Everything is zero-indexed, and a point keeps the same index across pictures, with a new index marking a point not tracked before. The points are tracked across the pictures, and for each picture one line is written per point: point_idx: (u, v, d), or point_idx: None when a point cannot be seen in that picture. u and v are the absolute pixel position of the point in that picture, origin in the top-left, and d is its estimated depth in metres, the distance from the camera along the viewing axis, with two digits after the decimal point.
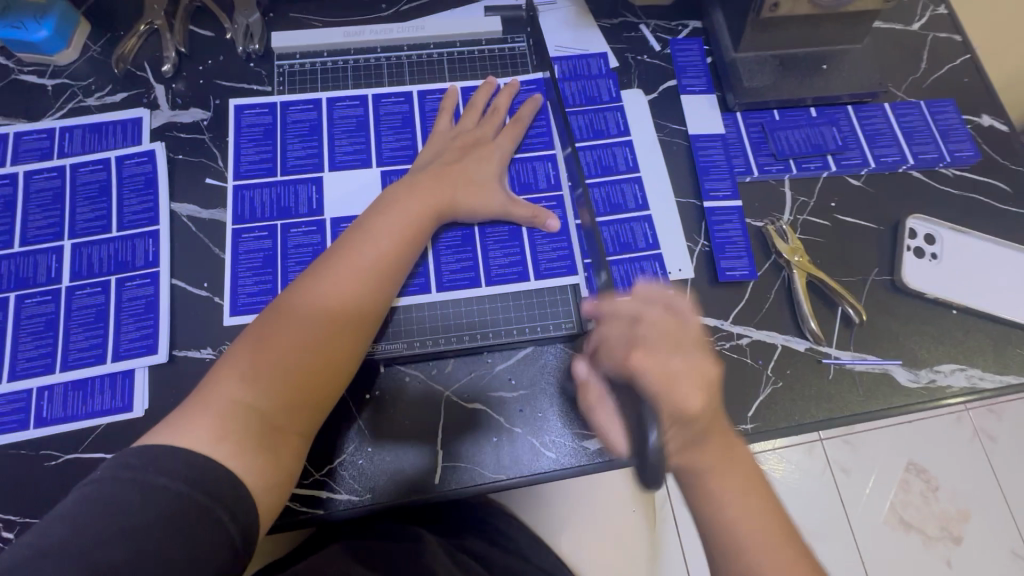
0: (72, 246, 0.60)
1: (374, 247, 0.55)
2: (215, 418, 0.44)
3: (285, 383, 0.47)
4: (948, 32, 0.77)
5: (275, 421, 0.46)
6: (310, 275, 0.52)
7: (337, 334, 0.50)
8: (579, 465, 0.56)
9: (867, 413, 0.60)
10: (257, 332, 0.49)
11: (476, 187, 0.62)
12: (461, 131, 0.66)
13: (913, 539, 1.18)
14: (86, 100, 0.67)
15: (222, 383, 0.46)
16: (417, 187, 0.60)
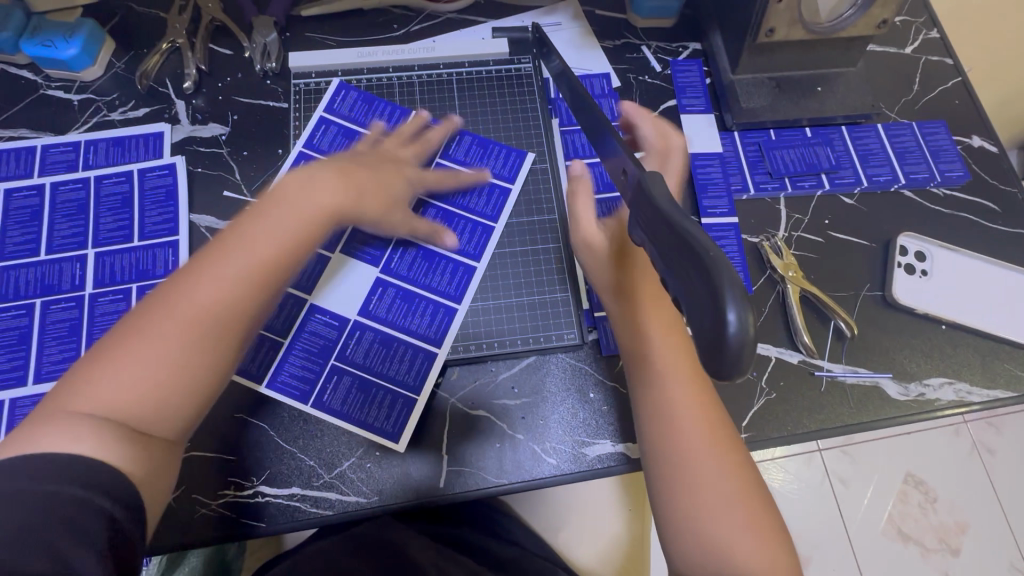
0: (96, 255, 0.63)
1: (252, 242, 0.50)
2: (68, 420, 0.41)
3: (157, 381, 0.45)
4: (940, 55, 0.79)
5: (143, 420, 0.44)
6: (193, 268, 0.48)
7: (212, 331, 0.47)
8: (579, 471, 0.59)
9: (858, 424, 0.62)
10: (133, 320, 0.46)
11: (385, 199, 0.60)
12: (381, 145, 0.65)
13: (911, 550, 1.19)
14: (110, 114, 0.70)
15: (82, 384, 0.43)
16: (324, 181, 0.56)
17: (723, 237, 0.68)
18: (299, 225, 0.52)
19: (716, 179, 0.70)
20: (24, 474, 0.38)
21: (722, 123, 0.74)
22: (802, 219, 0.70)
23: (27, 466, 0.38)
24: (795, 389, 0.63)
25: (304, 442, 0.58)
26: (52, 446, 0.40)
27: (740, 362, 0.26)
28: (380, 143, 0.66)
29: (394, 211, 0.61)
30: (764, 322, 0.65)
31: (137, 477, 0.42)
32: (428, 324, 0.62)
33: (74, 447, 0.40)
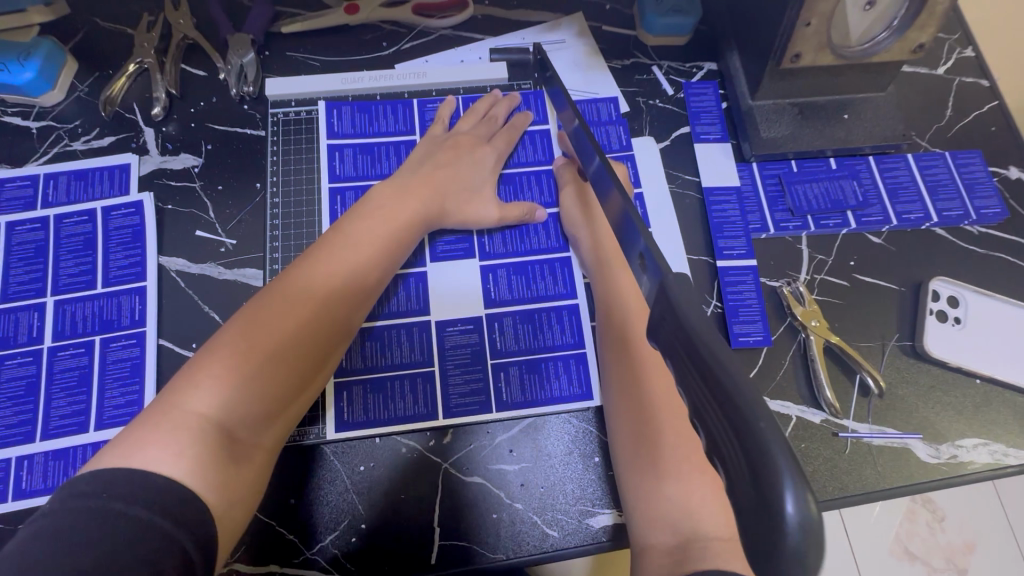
0: (55, 304, 0.58)
1: (355, 253, 0.53)
2: (177, 431, 0.40)
3: (255, 389, 0.45)
4: (974, 77, 0.73)
5: (234, 432, 0.43)
6: (294, 276, 0.50)
7: (314, 341, 0.49)
8: (583, 545, 0.54)
9: (887, 490, 0.57)
10: (228, 332, 0.46)
11: (461, 195, 0.61)
12: (455, 134, 0.64)
13: (917, 570, 1.12)
14: (72, 144, 0.64)
15: (182, 393, 0.43)
16: (406, 193, 0.58)
17: (741, 281, 0.63)
18: (397, 237, 0.56)
19: (732, 217, 0.65)
20: (85, 497, 0.35)
21: (739, 153, 0.68)
22: (826, 260, 0.65)
23: (103, 486, 0.36)
24: (817, 451, 0.58)
25: (282, 515, 0.53)
26: (160, 462, 0.39)
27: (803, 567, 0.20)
28: (432, 134, 0.65)
29: (474, 204, 0.61)
30: (783, 376, 0.60)
31: (227, 498, 0.41)
32: (563, 322, 0.60)
33: (164, 466, 0.38)
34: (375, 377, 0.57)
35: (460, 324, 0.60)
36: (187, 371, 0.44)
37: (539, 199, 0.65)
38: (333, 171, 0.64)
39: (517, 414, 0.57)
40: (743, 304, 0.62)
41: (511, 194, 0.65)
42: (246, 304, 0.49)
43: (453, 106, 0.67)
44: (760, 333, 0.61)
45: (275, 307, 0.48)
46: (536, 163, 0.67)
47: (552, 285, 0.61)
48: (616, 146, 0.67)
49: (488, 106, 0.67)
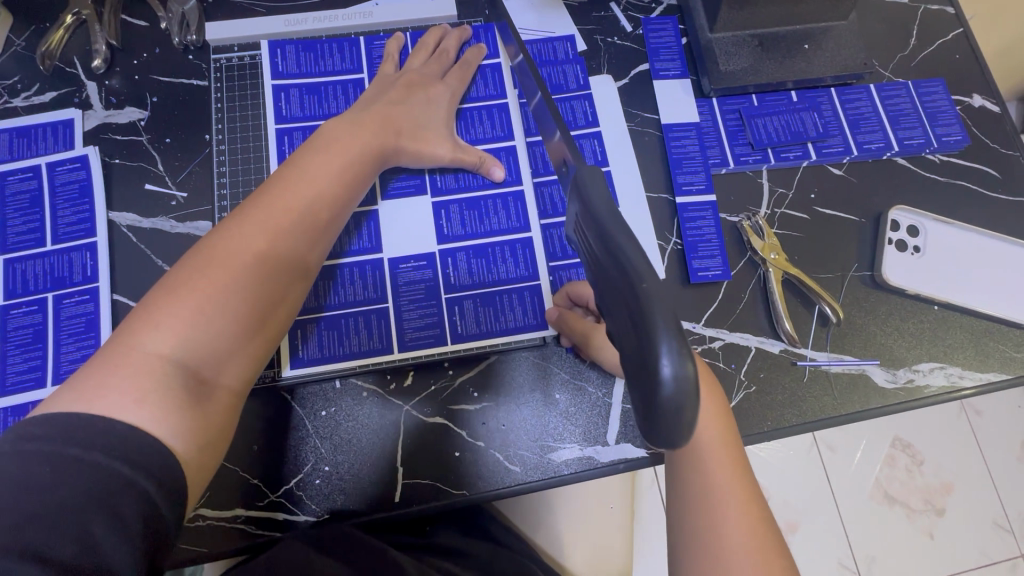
0: (4, 263, 0.57)
1: (313, 187, 0.50)
2: (140, 373, 0.38)
3: (218, 329, 0.42)
4: (940, 4, 0.72)
5: (200, 374, 0.41)
6: (247, 212, 0.47)
7: (276, 279, 0.46)
8: (545, 479, 0.55)
9: (845, 414, 0.58)
10: (177, 274, 0.43)
11: (413, 131, 0.58)
12: (407, 72, 0.61)
13: (896, 513, 1.10)
14: (12, 100, 0.62)
15: (139, 334, 0.40)
16: (360, 126, 0.55)
17: (701, 217, 0.62)
18: (354, 170, 0.53)
19: (691, 152, 0.64)
20: (37, 440, 0.34)
21: (699, 89, 0.67)
22: (786, 194, 0.64)
23: (61, 430, 0.35)
24: (776, 380, 0.59)
25: (246, 461, 0.54)
26: (122, 409, 0.37)
27: (680, 409, 0.26)
28: (383, 73, 0.62)
29: (427, 141, 0.59)
30: (742, 310, 0.60)
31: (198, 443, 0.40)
32: (518, 256, 0.60)
33: (127, 413, 0.37)
34: (332, 316, 0.57)
35: (414, 261, 0.59)
36: (135, 317, 0.41)
37: (490, 134, 0.64)
38: (280, 114, 0.62)
39: (473, 346, 0.57)
40: (702, 240, 0.62)
41: (463, 131, 0.64)
42: (196, 247, 0.45)
43: (402, 42, 0.65)
44: (718, 268, 0.61)
45: (227, 245, 0.45)
46: (489, 98, 0.65)
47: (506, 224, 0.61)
48: (573, 85, 0.66)
49: (436, 39, 0.65)
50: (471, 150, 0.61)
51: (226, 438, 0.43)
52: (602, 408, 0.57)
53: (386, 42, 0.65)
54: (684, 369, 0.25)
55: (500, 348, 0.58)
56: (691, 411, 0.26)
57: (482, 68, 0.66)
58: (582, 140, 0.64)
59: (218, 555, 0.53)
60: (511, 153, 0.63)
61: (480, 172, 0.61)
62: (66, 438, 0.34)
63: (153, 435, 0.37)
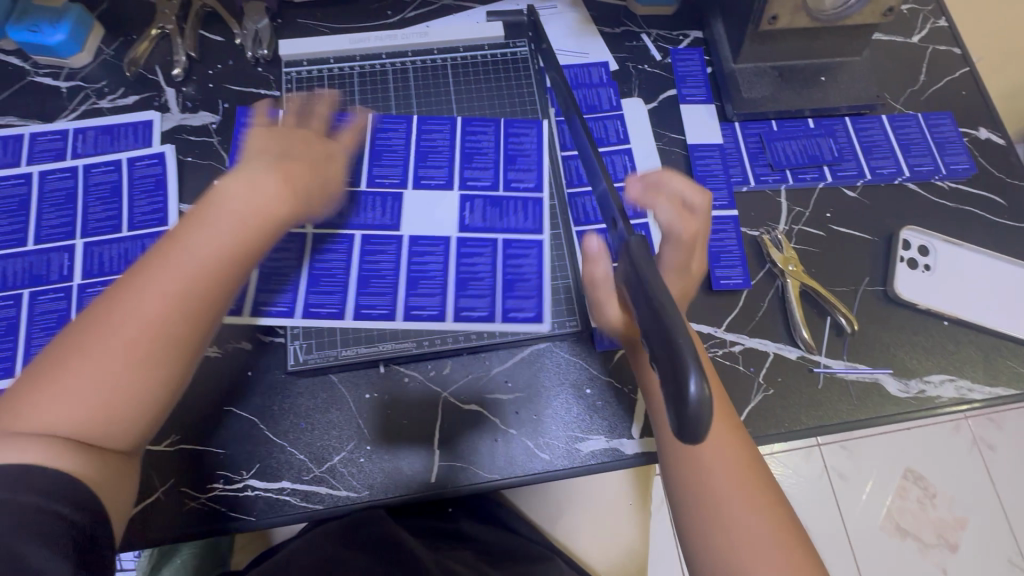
0: (84, 246, 0.62)
1: (207, 252, 0.45)
2: (15, 439, 0.38)
3: (109, 397, 0.41)
4: (948, 45, 0.77)
5: (88, 442, 0.40)
6: (132, 271, 0.44)
7: (162, 338, 0.43)
8: (571, 466, 0.58)
9: (860, 420, 0.61)
10: (69, 337, 0.42)
11: (314, 187, 0.55)
12: (296, 130, 0.59)
13: (908, 546, 1.10)
14: (99, 102, 0.69)
15: (30, 399, 0.39)
16: (259, 178, 0.50)
17: (723, 230, 0.67)
18: (256, 221, 0.48)
19: (716, 171, 0.69)
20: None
21: (722, 114, 0.72)
22: (803, 212, 0.69)
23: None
24: (793, 385, 0.62)
25: (296, 437, 0.58)
26: (16, 456, 0.37)
27: (698, 427, 0.30)
28: (316, 127, 0.61)
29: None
30: (762, 317, 0.64)
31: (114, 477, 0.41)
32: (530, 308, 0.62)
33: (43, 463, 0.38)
34: (375, 337, 0.61)
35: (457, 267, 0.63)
36: (27, 381, 0.41)
37: (517, 224, 0.65)
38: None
39: (516, 339, 0.61)
40: (724, 250, 0.66)
41: (496, 218, 0.65)
42: (86, 311, 0.43)
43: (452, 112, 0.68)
44: (740, 276, 0.65)
45: (123, 308, 0.42)
46: (526, 186, 0.67)
47: (523, 300, 0.62)
48: (607, 106, 0.72)
49: (419, 127, 0.66)
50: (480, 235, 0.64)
51: (121, 490, 0.42)
52: (628, 402, 0.60)
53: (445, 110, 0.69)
54: (704, 392, 0.30)
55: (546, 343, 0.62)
56: (708, 427, 0.30)
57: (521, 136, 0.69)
58: (615, 155, 0.69)
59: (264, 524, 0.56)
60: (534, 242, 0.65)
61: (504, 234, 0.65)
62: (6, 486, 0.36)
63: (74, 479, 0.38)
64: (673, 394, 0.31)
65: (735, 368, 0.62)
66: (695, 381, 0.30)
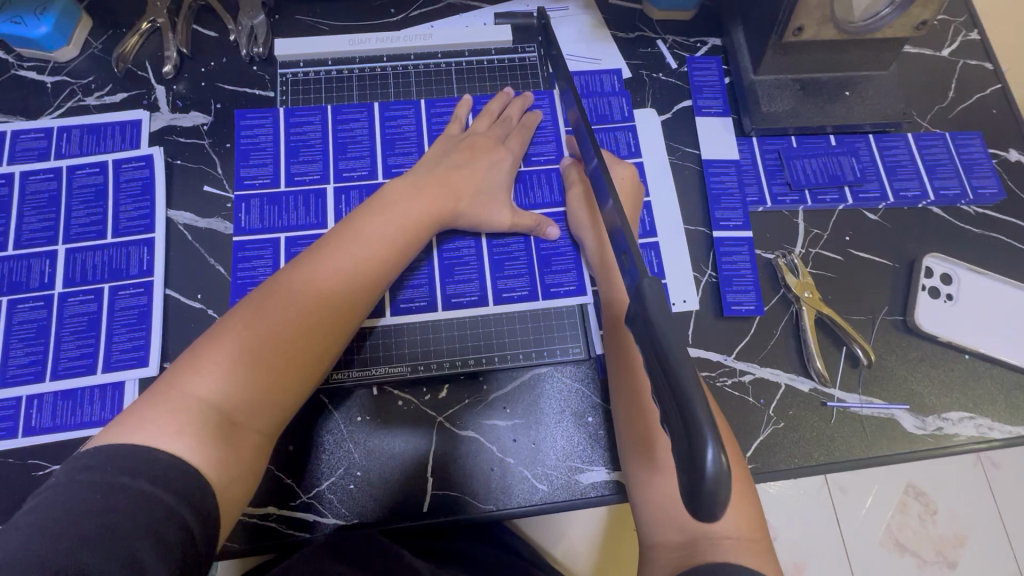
0: (66, 252, 0.59)
1: (366, 249, 0.52)
2: (175, 411, 0.40)
3: (263, 372, 0.44)
4: (979, 60, 0.73)
5: (233, 416, 0.42)
6: (297, 267, 0.50)
7: (314, 333, 0.47)
8: (570, 500, 0.56)
9: (872, 458, 0.58)
10: (237, 316, 0.46)
11: (476, 197, 0.60)
12: (471, 135, 0.63)
13: (906, 564, 1.00)
14: (86, 99, 0.65)
15: (184, 377, 0.42)
16: (421, 189, 0.57)
17: (737, 252, 0.64)
18: (408, 235, 0.55)
19: (731, 189, 0.66)
20: (89, 470, 0.35)
21: (739, 128, 0.69)
22: (821, 235, 0.65)
23: (106, 460, 0.36)
24: (805, 419, 0.59)
25: (282, 461, 0.55)
26: (162, 437, 0.38)
27: (715, 503, 0.27)
28: (448, 133, 0.63)
29: (487, 206, 0.60)
30: (774, 345, 0.61)
31: (229, 474, 0.40)
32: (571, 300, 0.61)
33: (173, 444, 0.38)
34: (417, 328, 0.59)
35: (459, 279, 0.61)
36: (191, 355, 0.44)
37: (549, 199, 0.64)
38: (337, 171, 0.63)
39: (517, 361, 0.59)
40: (737, 274, 0.63)
41: (522, 194, 0.65)
42: (249, 296, 0.48)
43: (469, 106, 0.66)
44: (752, 303, 0.62)
45: (287, 293, 0.48)
46: (548, 160, 0.66)
47: (565, 274, 0.62)
48: (618, 116, 0.68)
49: (501, 105, 0.66)
50: (528, 214, 0.62)
51: (254, 474, 0.44)
52: None
53: (453, 105, 0.67)
54: (721, 463, 0.27)
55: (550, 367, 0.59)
56: (725, 503, 0.28)
57: (540, 125, 0.67)
58: None
59: (246, 551, 0.54)
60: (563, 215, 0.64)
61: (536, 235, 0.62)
62: (112, 467, 0.36)
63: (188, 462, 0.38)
64: (686, 463, 0.28)
65: (744, 399, 0.59)
66: (712, 452, 0.27)
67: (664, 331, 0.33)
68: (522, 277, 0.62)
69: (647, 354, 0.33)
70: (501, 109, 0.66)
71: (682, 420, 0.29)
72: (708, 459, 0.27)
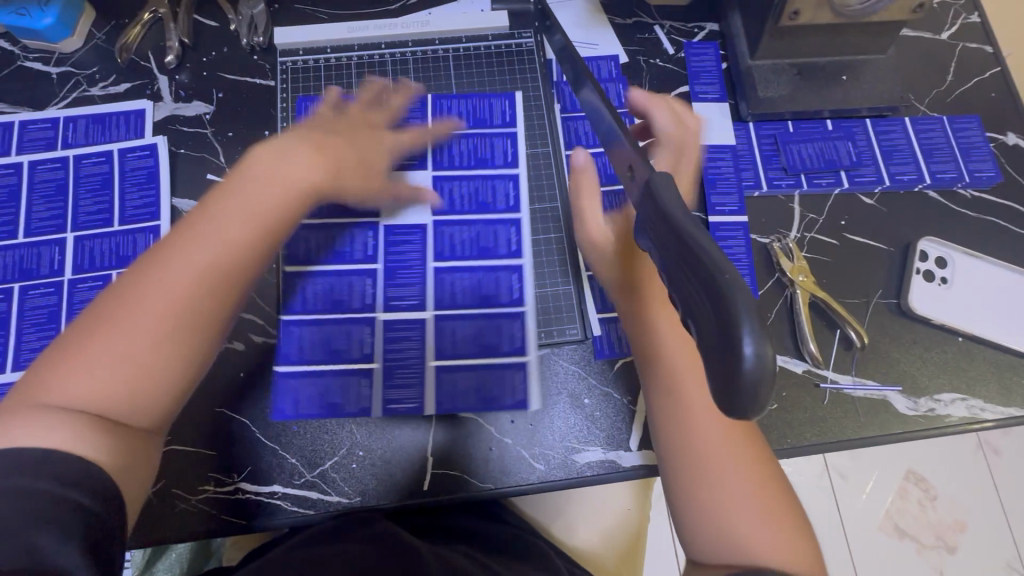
0: (74, 239, 0.61)
1: (226, 223, 0.44)
2: (36, 419, 0.37)
3: (141, 369, 0.40)
4: (980, 42, 0.73)
5: (106, 418, 0.39)
6: (162, 247, 0.43)
7: (179, 322, 0.42)
8: (567, 478, 0.57)
9: (863, 438, 0.60)
10: (97, 311, 0.41)
11: (356, 168, 0.56)
12: (364, 116, 0.60)
13: (906, 548, 1.01)
14: (90, 89, 0.66)
15: (43, 382, 0.39)
16: (291, 151, 0.50)
17: (731, 237, 0.64)
18: (276, 204, 0.47)
19: (726, 174, 0.66)
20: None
21: (736, 113, 0.69)
22: (816, 219, 0.66)
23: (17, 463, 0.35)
24: (798, 399, 0.60)
25: (287, 441, 0.57)
26: (21, 446, 0.36)
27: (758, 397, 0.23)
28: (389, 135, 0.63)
29: (377, 187, 0.59)
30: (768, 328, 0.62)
31: (111, 469, 0.39)
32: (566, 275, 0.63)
33: (42, 449, 0.36)
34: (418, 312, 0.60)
35: (464, 263, 0.62)
36: (54, 359, 0.40)
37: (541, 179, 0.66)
38: None
39: (520, 345, 0.60)
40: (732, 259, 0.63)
41: (495, 183, 0.64)
42: (109, 288, 0.42)
43: (414, 101, 0.65)
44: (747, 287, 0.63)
45: (145, 277, 0.42)
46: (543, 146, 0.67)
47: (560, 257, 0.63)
48: (615, 103, 0.68)
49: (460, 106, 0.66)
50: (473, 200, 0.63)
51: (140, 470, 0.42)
52: (627, 413, 0.58)
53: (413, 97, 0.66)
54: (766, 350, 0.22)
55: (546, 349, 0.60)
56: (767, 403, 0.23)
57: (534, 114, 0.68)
58: None
59: (256, 527, 0.56)
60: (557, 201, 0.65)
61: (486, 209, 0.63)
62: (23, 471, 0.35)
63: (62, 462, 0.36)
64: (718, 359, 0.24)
65: None
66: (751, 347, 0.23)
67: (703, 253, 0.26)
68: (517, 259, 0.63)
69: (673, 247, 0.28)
70: (433, 109, 0.66)
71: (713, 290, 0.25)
72: (746, 356, 0.22)
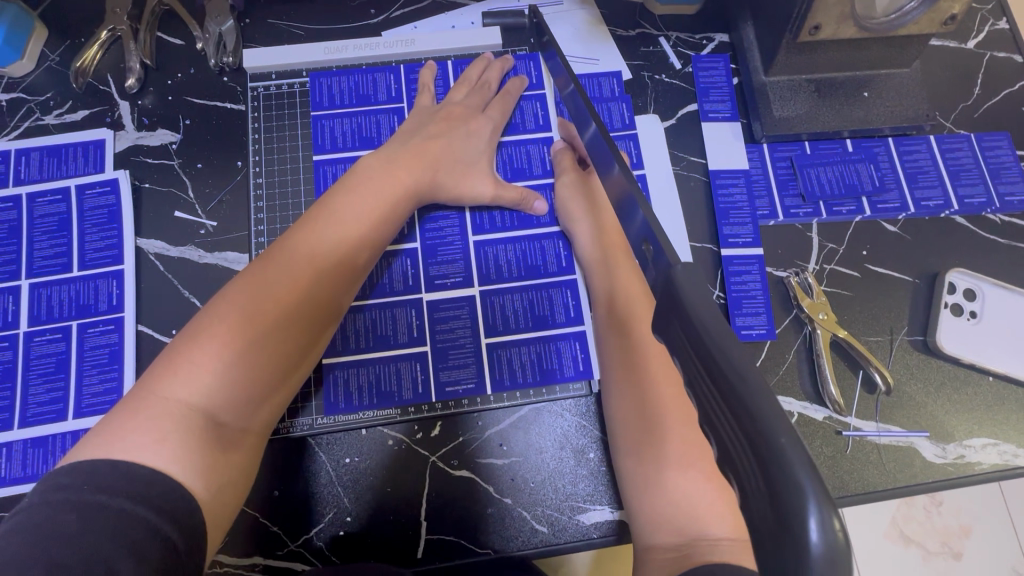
0: (29, 287, 0.56)
1: (344, 227, 0.49)
2: (156, 421, 0.36)
3: (254, 366, 0.41)
4: (1008, 51, 0.68)
5: (220, 418, 0.39)
6: (279, 247, 0.46)
7: (300, 317, 0.44)
8: (569, 542, 0.53)
9: (889, 489, 0.55)
10: (214, 311, 0.42)
11: (455, 167, 0.58)
12: (448, 104, 0.61)
13: (912, 555, 0.93)
14: (44, 118, 0.61)
15: (158, 382, 0.38)
16: (396, 163, 0.54)
17: (746, 271, 0.60)
18: (391, 208, 0.52)
19: (739, 202, 0.61)
20: (61, 491, 0.32)
21: (749, 133, 0.64)
22: (836, 249, 0.61)
23: (83, 478, 0.33)
24: (819, 449, 0.56)
25: (267, 506, 0.52)
26: (137, 453, 0.35)
27: None
28: (419, 105, 0.61)
29: (469, 177, 0.58)
30: (785, 372, 0.58)
31: (215, 484, 0.37)
32: (562, 300, 0.58)
33: (150, 459, 0.35)
34: (410, 364, 0.56)
35: (456, 303, 0.58)
36: (169, 358, 0.40)
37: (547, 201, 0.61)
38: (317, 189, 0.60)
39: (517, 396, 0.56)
40: (746, 296, 0.59)
41: (513, 167, 0.62)
42: (226, 289, 0.44)
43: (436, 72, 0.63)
44: (763, 326, 0.58)
45: (269, 278, 0.44)
46: (540, 172, 0.62)
47: (559, 299, 0.58)
48: (619, 124, 0.63)
49: (479, 70, 0.63)
50: (513, 187, 0.59)
51: (245, 479, 0.41)
52: None
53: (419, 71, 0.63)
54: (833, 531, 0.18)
55: (546, 398, 0.56)
56: None
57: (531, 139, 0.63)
58: None
59: None
60: (557, 233, 0.60)
61: (521, 209, 0.60)
62: (89, 486, 0.32)
63: (168, 476, 0.35)
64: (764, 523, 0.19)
65: None
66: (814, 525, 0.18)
67: (744, 380, 0.21)
68: (514, 296, 0.58)
69: (695, 355, 0.24)
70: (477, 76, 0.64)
71: (755, 439, 0.20)
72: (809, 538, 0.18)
